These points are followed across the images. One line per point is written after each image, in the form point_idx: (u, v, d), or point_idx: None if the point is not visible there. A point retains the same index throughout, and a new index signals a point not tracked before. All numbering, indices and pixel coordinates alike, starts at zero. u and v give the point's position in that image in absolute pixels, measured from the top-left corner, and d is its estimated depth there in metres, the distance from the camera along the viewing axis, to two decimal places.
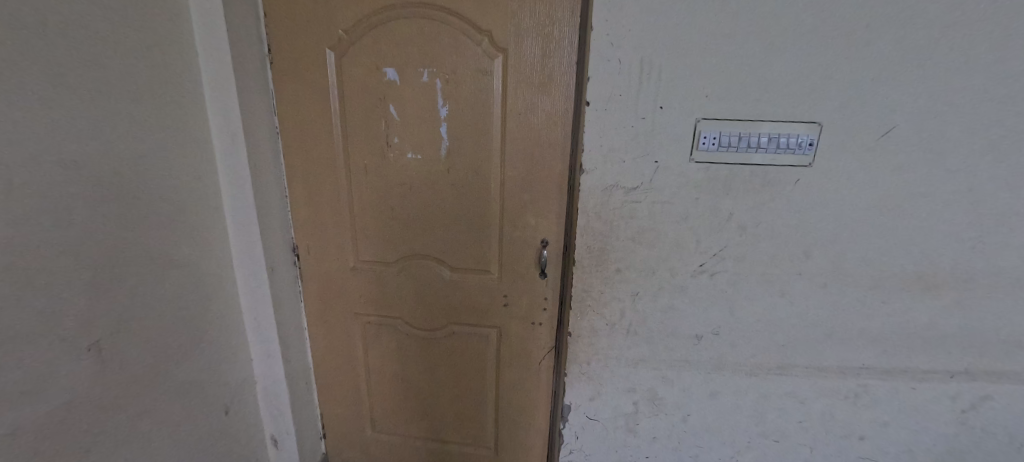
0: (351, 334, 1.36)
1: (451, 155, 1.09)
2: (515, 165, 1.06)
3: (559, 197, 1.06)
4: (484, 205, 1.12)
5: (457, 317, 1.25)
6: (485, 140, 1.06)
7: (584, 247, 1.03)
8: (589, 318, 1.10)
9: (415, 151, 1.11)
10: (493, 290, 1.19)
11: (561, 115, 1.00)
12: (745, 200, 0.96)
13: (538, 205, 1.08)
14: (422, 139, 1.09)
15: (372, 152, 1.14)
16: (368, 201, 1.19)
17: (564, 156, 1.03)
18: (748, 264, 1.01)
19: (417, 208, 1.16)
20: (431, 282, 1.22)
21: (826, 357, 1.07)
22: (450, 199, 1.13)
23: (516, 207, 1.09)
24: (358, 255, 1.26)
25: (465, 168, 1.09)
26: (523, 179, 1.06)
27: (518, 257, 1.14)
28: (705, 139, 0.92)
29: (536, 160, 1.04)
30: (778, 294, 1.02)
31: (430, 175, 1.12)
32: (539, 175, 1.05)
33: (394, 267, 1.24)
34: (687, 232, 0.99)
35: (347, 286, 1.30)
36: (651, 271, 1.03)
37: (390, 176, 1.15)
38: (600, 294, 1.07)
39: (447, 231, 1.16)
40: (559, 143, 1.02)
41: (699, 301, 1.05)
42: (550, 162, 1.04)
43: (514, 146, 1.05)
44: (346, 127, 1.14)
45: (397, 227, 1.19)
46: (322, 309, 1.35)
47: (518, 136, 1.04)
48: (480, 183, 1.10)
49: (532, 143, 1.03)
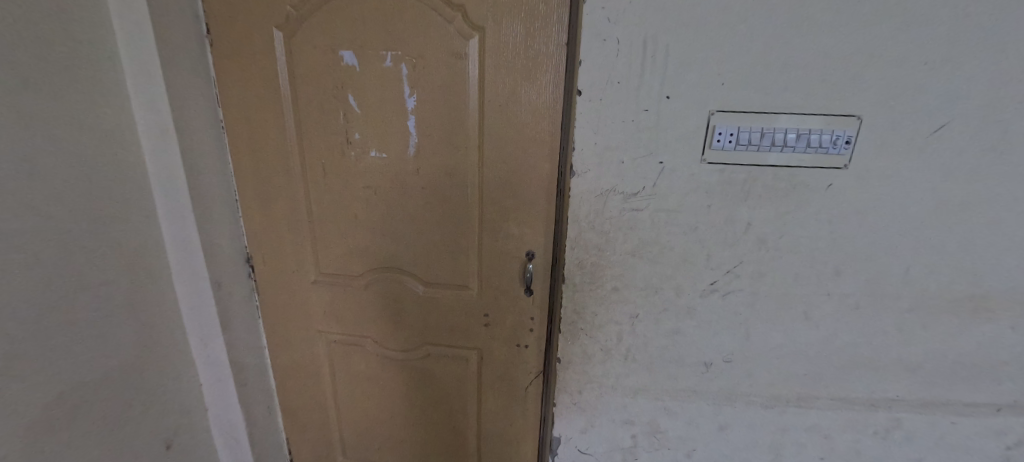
0: (316, 355, 1.21)
1: (421, 154, 0.93)
2: (494, 165, 0.90)
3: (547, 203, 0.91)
4: (461, 212, 0.96)
5: (432, 338, 1.10)
6: (460, 137, 0.90)
7: (575, 262, 0.89)
8: (582, 343, 0.95)
9: (379, 150, 0.95)
10: (472, 309, 1.04)
11: (550, 107, 0.84)
12: (765, 208, 0.81)
13: (522, 213, 0.92)
14: (386, 135, 0.94)
15: (331, 150, 0.98)
16: (329, 207, 1.04)
17: (553, 157, 0.86)
18: (767, 283, 0.86)
19: (384, 215, 1.01)
20: (402, 299, 1.08)
21: (854, 388, 0.93)
22: (420, 205, 0.98)
23: (498, 215, 0.94)
24: (320, 268, 1.11)
25: (437, 170, 0.94)
26: (505, 183, 0.91)
27: (500, 272, 0.99)
28: (721, 135, 0.77)
29: (519, 161, 0.89)
30: (801, 317, 0.88)
31: (397, 177, 0.96)
32: (523, 177, 0.90)
33: (361, 281, 1.09)
34: (696, 246, 0.85)
35: (309, 301, 1.15)
36: (653, 290, 0.89)
37: (352, 179, 0.99)
38: (594, 315, 0.92)
39: (420, 242, 1.01)
40: (547, 141, 0.86)
41: (708, 324, 0.90)
42: (535, 163, 0.88)
43: (494, 144, 0.89)
44: (299, 121, 0.98)
45: (362, 236, 1.04)
46: (283, 327, 1.20)
47: (499, 132, 0.88)
48: (455, 187, 0.94)
49: (515, 140, 0.87)
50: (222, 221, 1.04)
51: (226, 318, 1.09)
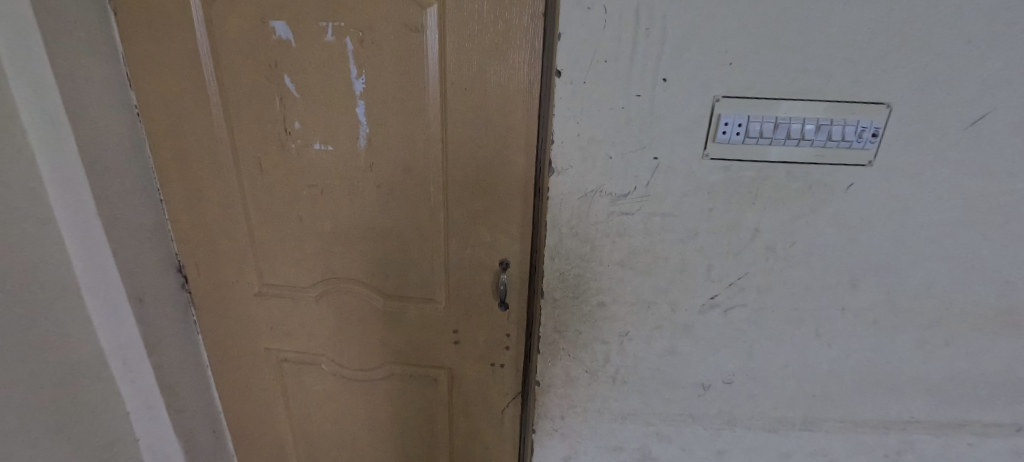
0: (265, 375, 1.07)
1: (373, 147, 0.79)
2: (461, 161, 0.77)
3: (523, 205, 0.77)
4: (423, 216, 0.82)
5: (396, 356, 0.97)
6: (419, 128, 0.76)
7: (556, 274, 0.76)
8: (563, 364, 0.83)
9: (324, 142, 0.80)
10: (440, 325, 0.91)
11: (525, 93, 0.70)
12: (776, 211, 0.69)
13: (494, 218, 0.79)
14: (332, 125, 0.79)
15: (268, 142, 0.83)
16: (269, 209, 0.88)
17: (529, 151, 0.73)
18: (775, 297, 0.75)
19: (334, 218, 0.86)
20: (360, 313, 0.94)
21: (866, 409, 0.83)
22: (375, 207, 0.83)
23: (466, 220, 0.81)
24: (264, 278, 0.96)
25: (393, 166, 0.80)
26: (473, 183, 0.78)
27: (471, 283, 0.86)
28: (728, 126, 0.64)
29: (490, 156, 0.75)
30: (812, 334, 0.78)
31: (346, 174, 0.82)
32: (494, 174, 0.76)
33: (312, 293, 0.95)
34: (695, 255, 0.73)
35: (254, 316, 1.00)
36: (645, 305, 0.77)
37: (294, 176, 0.84)
38: (577, 334, 0.80)
39: (377, 249, 0.87)
40: (522, 133, 0.72)
41: (707, 343, 0.79)
42: (510, 159, 0.74)
43: (459, 136, 0.75)
44: (228, 108, 0.82)
45: (310, 243, 0.90)
46: (225, 344, 1.05)
47: (465, 122, 0.74)
48: (416, 187, 0.80)
49: (483, 131, 0.74)
50: (141, 225, 0.88)
51: (154, 338, 0.94)
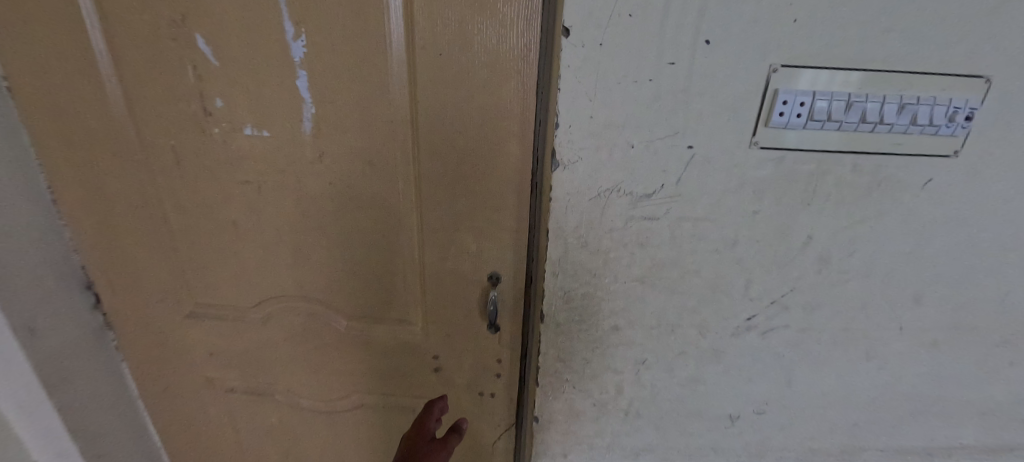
0: (208, 407, 0.89)
1: (323, 133, 0.61)
2: (438, 152, 0.60)
3: (518, 207, 0.62)
4: (391, 220, 0.65)
5: (365, 385, 0.81)
6: (381, 108, 0.58)
7: (559, 295, 0.61)
8: (567, 398, 0.69)
9: (257, 126, 0.61)
10: (417, 349, 0.76)
11: (521, 62, 0.53)
12: (835, 214, 0.55)
13: (481, 223, 0.64)
14: (266, 104, 0.60)
15: (184, 127, 0.63)
16: (194, 211, 0.70)
17: (525, 139, 0.57)
18: (823, 316, 0.62)
19: (277, 223, 0.68)
20: (319, 336, 0.77)
21: (912, 438, 0.72)
22: (330, 209, 0.66)
23: (446, 225, 0.65)
24: (196, 296, 0.78)
25: (349, 157, 0.62)
26: (454, 179, 0.61)
27: (454, 301, 0.70)
28: (787, 106, 0.48)
29: (476, 145, 0.59)
30: (860, 358, 0.65)
31: (289, 167, 0.63)
32: (481, 169, 0.60)
33: (257, 314, 0.77)
34: (732, 268, 0.58)
35: (188, 340, 0.82)
36: (668, 328, 0.63)
37: (221, 170, 0.65)
38: (584, 364, 0.66)
39: (334, 261, 0.70)
40: (517, 116, 0.56)
41: (738, 370, 0.66)
42: (501, 149, 0.58)
43: (435, 119, 0.58)
44: (124, 80, 0.61)
45: (249, 254, 0.72)
46: (155, 373, 0.87)
47: (442, 100, 0.56)
48: (380, 184, 0.63)
49: (466, 113, 0.57)
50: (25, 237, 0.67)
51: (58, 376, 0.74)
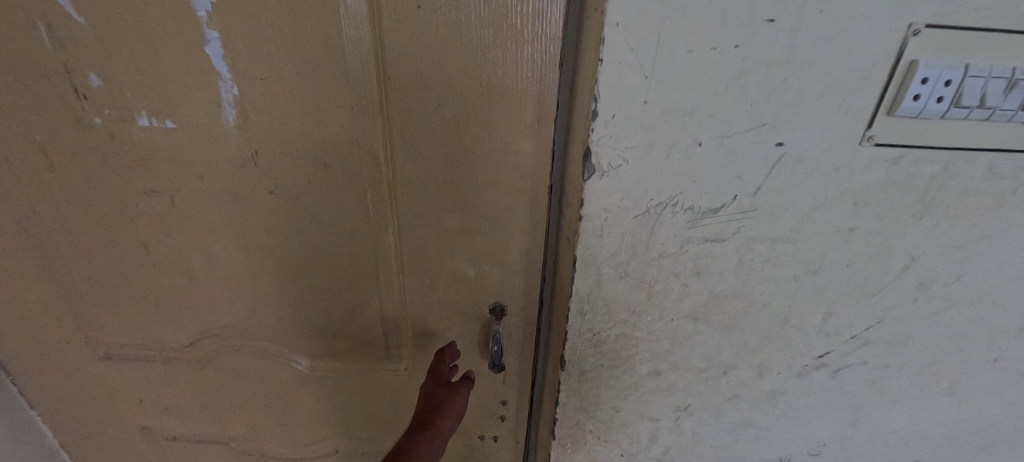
0: (147, 457, 0.73)
1: (254, 124, 0.43)
2: (420, 151, 0.43)
3: (531, 221, 0.46)
4: (360, 241, 0.49)
5: (340, 429, 0.67)
6: (335, 88, 0.40)
7: (586, 336, 0.46)
8: (589, 450, 0.56)
9: (158, 115, 0.43)
10: (404, 388, 0.62)
11: (540, 21, 0.36)
12: (951, 231, 0.42)
13: (481, 243, 0.48)
14: (166, 83, 0.41)
15: (51, 116, 0.44)
16: (89, 231, 0.51)
17: (542, 132, 0.41)
18: (908, 351, 0.50)
19: (206, 246, 0.51)
20: (277, 379, 0.62)
21: None
22: (276, 227, 0.49)
23: (433, 246, 0.49)
24: (110, 335, 0.60)
25: (295, 158, 0.44)
26: (443, 187, 0.45)
27: (447, 335, 0.55)
28: (927, 86, 0.34)
29: (473, 142, 0.42)
30: (942, 395, 0.54)
31: (212, 172, 0.46)
32: (481, 172, 0.44)
33: (193, 356, 0.60)
34: (810, 299, 0.45)
35: (108, 386, 0.65)
36: (720, 371, 0.50)
37: (118, 176, 0.47)
38: (612, 412, 0.53)
39: (288, 292, 0.54)
40: (531, 99, 0.40)
41: (798, 412, 0.54)
42: (508, 147, 0.42)
43: (415, 105, 0.41)
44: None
45: (174, 283, 0.55)
46: (73, 423, 0.69)
47: (423, 77, 0.39)
48: (341, 193, 0.46)
49: (460, 95, 0.40)
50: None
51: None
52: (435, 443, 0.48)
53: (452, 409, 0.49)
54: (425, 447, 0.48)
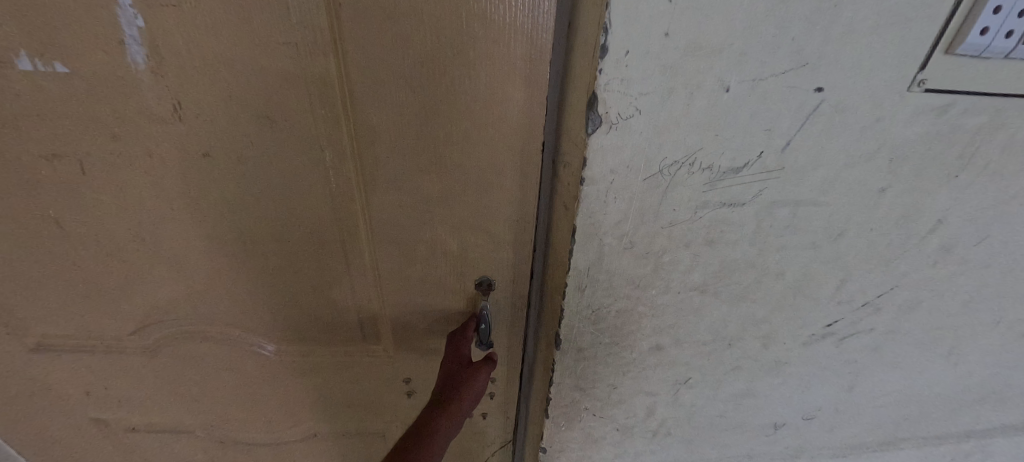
0: (105, 449, 0.68)
1: (173, 68, 0.34)
2: (386, 102, 0.36)
3: (522, 186, 0.40)
4: (322, 212, 0.42)
5: (318, 413, 0.63)
6: (270, 18, 0.32)
7: (584, 314, 0.42)
8: (584, 426, 0.53)
9: (41, 56, 0.34)
10: (385, 370, 0.57)
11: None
12: (984, 190, 0.38)
13: (464, 211, 0.42)
14: (43, 13, 0.32)
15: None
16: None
17: (535, 77, 0.34)
18: (915, 317, 0.48)
19: (136, 222, 0.43)
20: (241, 365, 0.56)
21: (969, 437, 0.62)
22: (219, 197, 0.41)
23: (408, 216, 0.42)
24: (38, 325, 0.52)
25: (232, 111, 0.36)
26: (417, 147, 0.38)
27: (430, 314, 0.50)
28: (999, 17, 0.28)
29: (452, 91, 0.35)
30: (941, 358, 0.53)
31: (129, 130, 0.37)
32: (462, 127, 0.37)
33: (140, 344, 0.54)
34: (827, 268, 0.41)
35: (47, 380, 0.58)
36: (724, 344, 0.47)
37: (6, 137, 0.38)
38: (610, 389, 0.49)
39: (243, 272, 0.47)
40: (521, 35, 0.32)
41: (798, 380, 0.53)
42: (495, 97, 0.35)
43: (377, 41, 0.33)
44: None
45: (105, 266, 0.47)
46: (12, 421, 0.62)
47: (385, 5, 0.31)
48: (294, 155, 0.39)
49: (433, 29, 0.32)
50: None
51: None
52: (455, 418, 0.43)
53: (474, 387, 0.44)
54: (445, 425, 0.42)
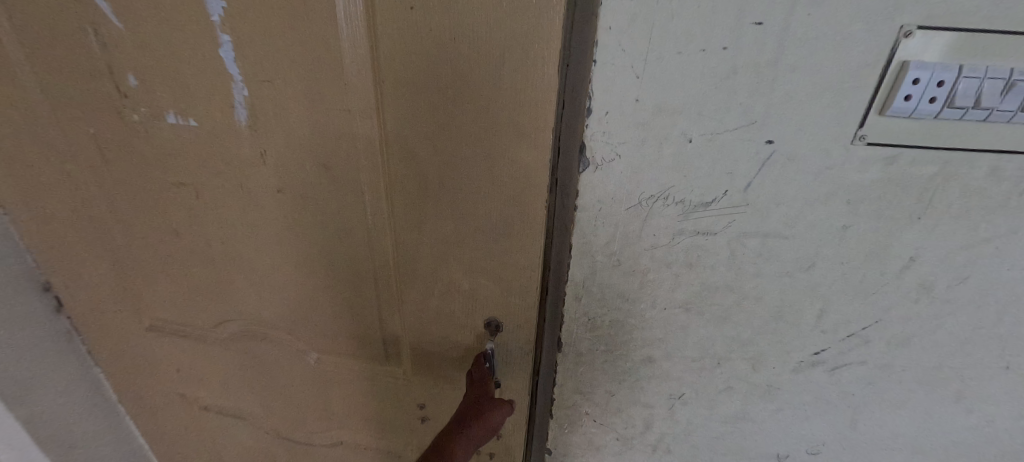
0: (190, 416, 0.83)
1: (262, 125, 0.47)
2: (411, 161, 0.45)
3: (522, 238, 0.45)
4: (360, 240, 0.53)
5: (344, 424, 0.73)
6: (333, 96, 0.43)
7: (583, 321, 0.49)
8: (586, 431, 0.59)
9: (182, 113, 0.49)
10: (404, 393, 0.66)
11: (526, 27, 0.35)
12: (953, 231, 0.42)
13: (473, 252, 0.49)
14: (193, 87, 0.47)
15: (104, 110, 0.51)
16: (132, 215, 0.59)
17: (537, 145, 0.40)
18: (910, 353, 0.50)
19: (225, 235, 0.57)
20: (290, 370, 0.69)
21: None
22: (284, 220, 0.54)
23: (425, 251, 0.51)
24: (151, 310, 0.68)
25: (300, 158, 0.48)
26: (434, 193, 0.46)
27: (443, 338, 0.58)
28: (919, 86, 0.34)
29: (463, 153, 0.43)
30: (949, 401, 0.53)
31: (231, 168, 0.51)
32: (470, 183, 0.44)
33: (217, 336, 0.68)
34: (804, 296, 0.46)
35: (154, 355, 0.74)
36: (713, 362, 0.52)
37: (153, 169, 0.54)
38: (609, 396, 0.55)
39: (298, 284, 0.59)
40: (523, 109, 0.39)
41: (794, 409, 0.55)
42: (498, 159, 0.42)
43: (408, 113, 0.42)
44: (22, 48, 0.48)
45: (200, 269, 0.62)
46: (131, 381, 0.80)
47: (415, 89, 0.40)
48: (340, 195, 0.50)
49: (449, 107, 0.40)
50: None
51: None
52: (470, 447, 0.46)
53: (488, 424, 0.47)
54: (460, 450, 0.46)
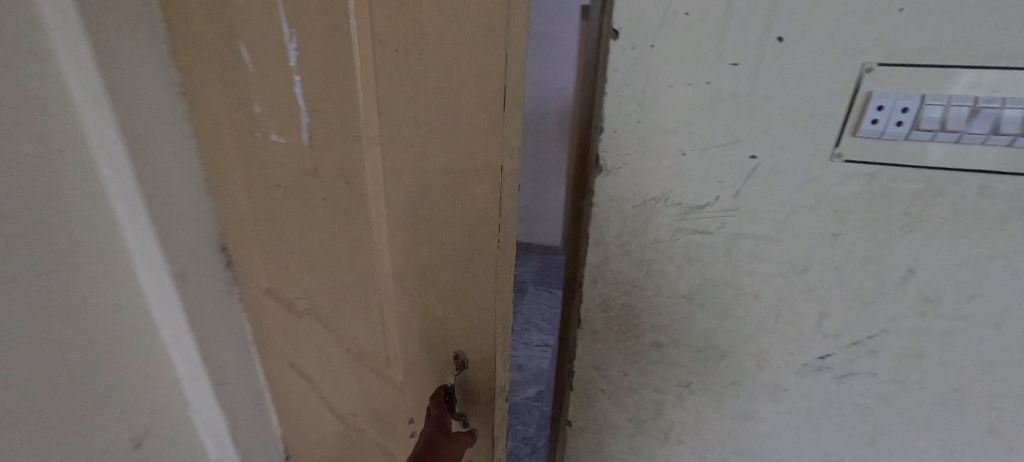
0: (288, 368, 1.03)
1: (312, 148, 0.56)
2: (393, 195, 0.47)
3: (481, 291, 0.44)
4: (366, 259, 0.58)
5: (369, 417, 0.82)
6: (349, 130, 0.48)
7: (599, 302, 0.59)
8: (602, 408, 0.67)
9: (275, 131, 0.62)
10: (399, 416, 0.70)
11: (472, 73, 0.34)
12: (949, 247, 0.45)
13: (442, 296, 0.48)
14: (281, 113, 0.59)
15: (245, 128, 0.69)
16: (254, 206, 0.78)
17: (487, 203, 0.38)
18: (925, 370, 0.51)
19: (297, 230, 0.70)
20: (336, 357, 0.80)
21: None
22: (326, 228, 0.63)
23: (405, 283, 0.52)
24: (266, 281, 0.90)
25: (332, 178, 0.56)
26: (411, 231, 0.47)
27: (422, 379, 0.58)
28: (884, 112, 0.41)
29: (428, 198, 0.43)
30: (978, 428, 0.52)
31: (298, 178, 0.63)
32: (435, 227, 0.44)
33: (295, 310, 0.84)
34: (800, 298, 0.51)
35: (268, 316, 0.97)
36: (718, 354, 0.58)
37: (260, 172, 0.70)
38: (622, 375, 0.63)
39: (337, 285, 0.68)
40: (475, 163, 0.37)
41: (805, 415, 0.58)
42: (456, 210, 0.41)
43: (392, 153, 0.44)
44: (216, 86, 0.69)
45: (286, 255, 0.77)
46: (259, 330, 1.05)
47: (395, 131, 0.42)
48: (355, 216, 0.56)
49: (417, 153, 0.41)
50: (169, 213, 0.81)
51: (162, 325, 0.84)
52: None
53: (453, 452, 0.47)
54: None
